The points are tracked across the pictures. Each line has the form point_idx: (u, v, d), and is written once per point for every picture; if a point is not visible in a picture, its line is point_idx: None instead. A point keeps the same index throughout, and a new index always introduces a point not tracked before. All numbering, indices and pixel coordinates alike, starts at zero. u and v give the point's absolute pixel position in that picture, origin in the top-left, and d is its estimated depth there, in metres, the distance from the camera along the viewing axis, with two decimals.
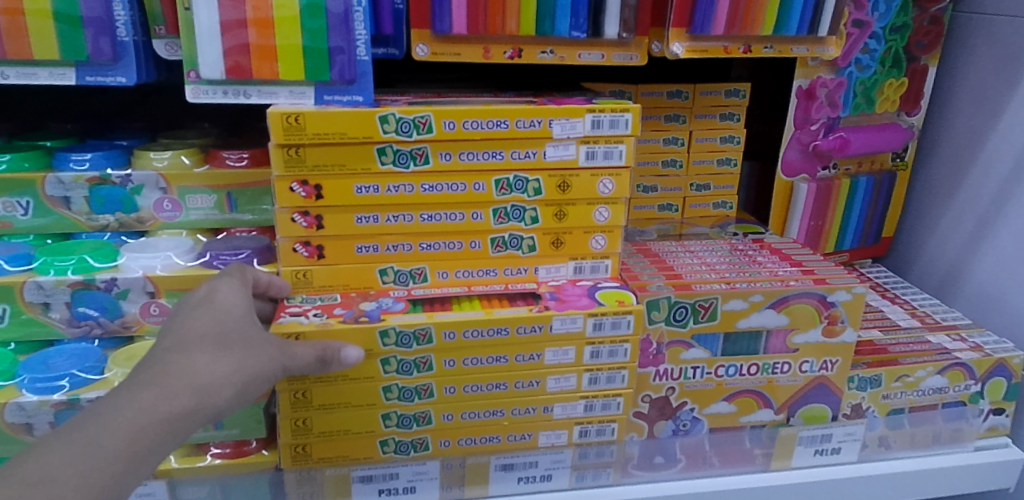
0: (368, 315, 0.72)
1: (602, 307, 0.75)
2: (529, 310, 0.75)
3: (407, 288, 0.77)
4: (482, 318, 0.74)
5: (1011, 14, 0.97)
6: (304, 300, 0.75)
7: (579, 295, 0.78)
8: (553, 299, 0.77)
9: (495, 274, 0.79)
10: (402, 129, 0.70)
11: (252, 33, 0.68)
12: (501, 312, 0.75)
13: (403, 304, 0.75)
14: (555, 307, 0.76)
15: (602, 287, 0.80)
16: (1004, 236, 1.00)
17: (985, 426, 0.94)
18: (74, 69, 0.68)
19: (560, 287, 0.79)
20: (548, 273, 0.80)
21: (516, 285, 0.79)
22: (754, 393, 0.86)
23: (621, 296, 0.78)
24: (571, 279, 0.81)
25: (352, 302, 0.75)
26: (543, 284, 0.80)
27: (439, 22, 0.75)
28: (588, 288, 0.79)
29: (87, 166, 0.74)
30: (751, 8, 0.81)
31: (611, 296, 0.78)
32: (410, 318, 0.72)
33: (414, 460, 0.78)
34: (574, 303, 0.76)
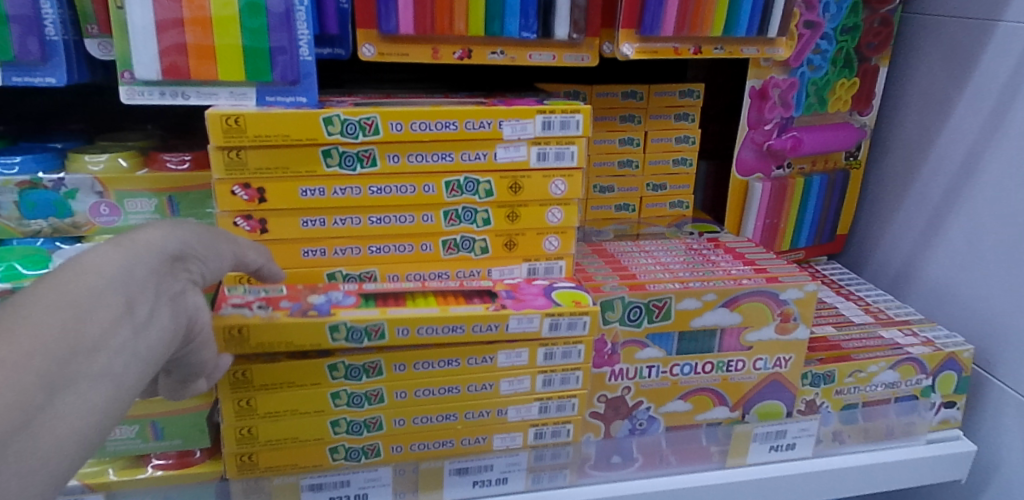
0: (316, 308, 0.70)
1: (558, 306, 0.74)
2: (485, 308, 0.73)
3: (358, 284, 0.75)
4: (436, 314, 0.71)
5: (957, 15, 0.99)
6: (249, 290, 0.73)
7: (535, 294, 0.77)
8: (509, 297, 0.76)
9: (450, 276, 0.77)
10: (348, 131, 0.69)
11: (190, 32, 0.67)
12: (455, 308, 0.73)
13: (354, 298, 0.73)
14: (511, 306, 0.74)
15: (558, 287, 0.79)
16: (953, 233, 1.02)
17: (936, 419, 0.96)
18: (1, 69, 0.66)
19: (515, 286, 0.78)
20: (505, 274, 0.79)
21: (471, 282, 0.77)
22: (710, 391, 0.87)
23: (574, 297, 0.77)
24: (527, 280, 0.80)
25: (300, 295, 0.73)
26: (499, 283, 0.78)
27: (386, 22, 0.74)
28: (545, 287, 0.78)
29: (16, 170, 0.71)
30: (699, 9, 0.81)
31: (566, 296, 0.76)
32: (361, 314, 0.70)
33: (365, 466, 0.77)
34: (529, 302, 0.75)
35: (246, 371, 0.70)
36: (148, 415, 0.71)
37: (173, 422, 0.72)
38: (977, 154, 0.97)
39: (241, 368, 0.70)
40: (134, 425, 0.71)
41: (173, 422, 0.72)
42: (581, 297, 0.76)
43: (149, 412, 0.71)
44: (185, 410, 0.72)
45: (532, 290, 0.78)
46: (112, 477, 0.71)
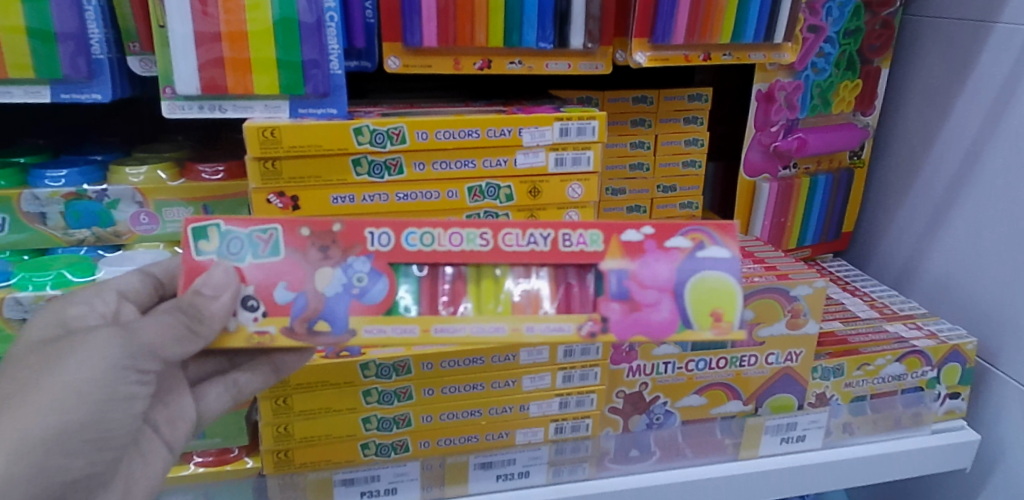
0: (326, 316, 0.55)
1: (689, 332, 0.56)
2: (577, 326, 0.56)
3: (396, 240, 0.56)
4: (501, 336, 0.55)
5: (956, 17, 1.02)
6: (226, 242, 0.55)
7: (658, 298, 0.56)
8: (618, 300, 0.56)
9: (546, 242, 0.56)
10: (377, 140, 0.72)
11: (225, 46, 0.70)
12: (532, 325, 0.55)
13: (387, 283, 0.56)
14: (615, 325, 0.56)
15: (699, 271, 0.56)
16: (955, 229, 1.05)
17: (941, 409, 0.99)
18: (49, 87, 0.72)
19: (635, 253, 0.56)
20: (623, 234, 0.57)
21: (568, 246, 0.56)
22: (724, 385, 0.90)
23: (717, 296, 0.56)
24: (657, 244, 0.56)
25: (303, 280, 0.55)
26: (609, 261, 0.56)
27: (410, 36, 0.78)
28: (689, 270, 0.56)
29: (64, 182, 0.75)
30: (709, 17, 0.84)
31: (704, 318, 0.56)
32: (381, 333, 0.55)
33: (395, 461, 0.80)
34: (637, 317, 0.56)
35: None
36: None
37: (214, 421, 0.76)
38: (977, 152, 1.00)
39: None
40: None
41: (214, 422, 0.76)
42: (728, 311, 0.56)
43: None
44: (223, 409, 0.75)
45: (655, 276, 0.56)
46: None
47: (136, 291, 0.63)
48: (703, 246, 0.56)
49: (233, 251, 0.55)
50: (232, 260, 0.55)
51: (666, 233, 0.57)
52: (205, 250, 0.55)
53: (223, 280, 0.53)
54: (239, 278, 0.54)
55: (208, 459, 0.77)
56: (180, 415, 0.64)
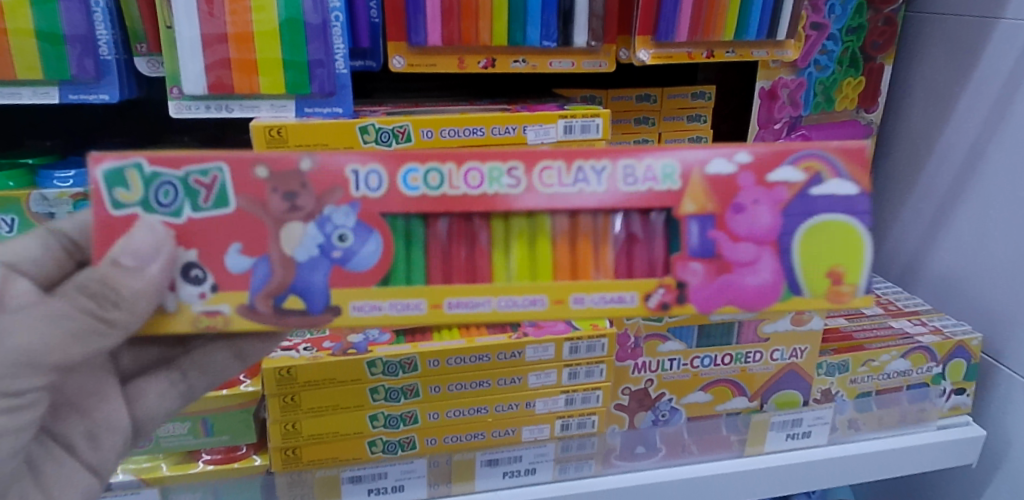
0: (298, 290, 0.49)
1: (798, 300, 0.51)
2: (643, 295, 0.51)
3: (390, 180, 0.49)
4: (539, 311, 0.50)
5: (960, 13, 1.02)
6: (153, 189, 0.48)
7: (757, 256, 0.51)
8: (701, 260, 0.51)
9: (602, 180, 0.50)
10: (382, 138, 0.72)
11: (231, 47, 0.71)
12: (581, 297, 0.51)
13: (376, 239, 0.49)
14: (693, 293, 0.51)
15: (815, 216, 0.51)
16: (960, 225, 1.05)
17: (947, 405, 0.99)
18: (58, 87, 0.72)
19: (728, 190, 0.50)
20: (710, 165, 0.50)
21: (630, 184, 0.50)
22: (729, 382, 0.90)
23: (848, 253, 0.51)
24: (757, 178, 0.51)
25: (263, 242, 0.49)
26: (689, 208, 0.50)
27: (415, 35, 0.79)
28: (801, 214, 0.51)
29: (70, 183, 0.75)
30: (712, 15, 0.85)
31: (823, 279, 0.51)
32: (374, 311, 0.49)
33: (402, 458, 0.80)
34: (722, 282, 0.51)
35: (290, 369, 0.74)
36: (198, 413, 0.76)
37: (221, 419, 0.77)
38: (981, 147, 1.00)
39: (286, 366, 0.74)
40: (186, 421, 0.76)
41: (221, 419, 0.77)
42: (849, 272, 0.52)
43: (199, 410, 0.76)
44: (229, 407, 0.76)
45: (754, 225, 0.51)
46: (166, 471, 0.76)
47: (36, 261, 0.57)
48: (820, 181, 0.51)
49: (164, 201, 0.48)
50: (163, 212, 0.48)
51: (772, 164, 0.50)
52: (127, 200, 0.47)
53: (151, 246, 0.47)
54: (172, 237, 0.48)
55: (215, 456, 0.78)
56: (105, 425, 0.63)
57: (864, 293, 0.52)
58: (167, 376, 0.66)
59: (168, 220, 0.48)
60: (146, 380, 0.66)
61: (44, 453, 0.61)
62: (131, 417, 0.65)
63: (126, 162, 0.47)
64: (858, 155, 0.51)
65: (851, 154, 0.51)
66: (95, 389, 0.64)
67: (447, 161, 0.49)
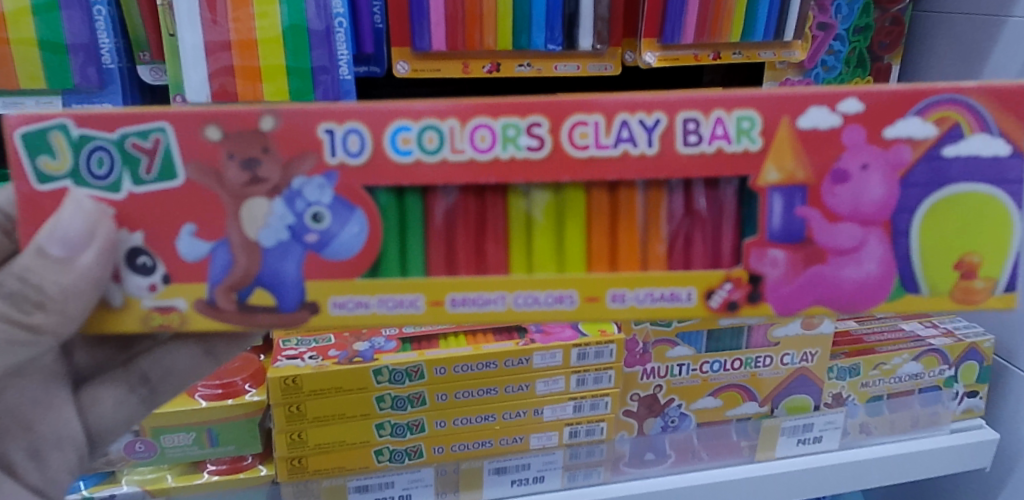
0: (267, 282, 0.45)
1: (912, 298, 0.47)
2: (703, 293, 0.46)
3: (375, 143, 0.43)
4: (567, 310, 0.46)
5: (966, 12, 1.01)
6: (83, 156, 0.43)
7: (862, 239, 0.46)
8: (785, 246, 0.46)
9: (654, 141, 0.44)
10: None
11: (234, 54, 0.70)
12: (619, 294, 0.46)
13: (355, 217, 0.45)
14: (771, 289, 0.46)
15: (949, 187, 0.46)
16: None
17: (960, 408, 0.98)
18: (61, 96, 0.72)
19: (831, 149, 0.45)
20: (805, 116, 0.44)
21: (687, 147, 0.44)
22: (739, 387, 0.89)
23: (984, 240, 0.47)
24: (870, 135, 0.45)
25: (221, 224, 0.44)
26: (772, 178, 0.45)
27: (419, 41, 0.78)
28: (928, 183, 0.45)
29: None
30: (717, 17, 0.84)
31: (949, 272, 0.47)
32: (358, 308, 0.46)
33: (409, 467, 0.80)
34: (808, 276, 0.46)
35: (296, 378, 0.73)
36: (203, 423, 0.76)
37: (226, 429, 0.76)
38: None
39: (291, 375, 0.73)
40: (191, 432, 0.76)
41: (226, 429, 0.76)
42: (984, 263, 0.47)
43: (204, 420, 0.76)
44: (233, 417, 0.76)
45: (861, 198, 0.45)
46: (173, 482, 0.76)
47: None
48: (957, 136, 0.45)
49: (98, 171, 0.43)
50: (98, 185, 0.43)
51: (889, 117, 0.44)
52: (53, 170, 0.43)
53: (83, 230, 0.42)
54: (110, 215, 0.43)
55: (220, 466, 0.78)
56: (59, 436, 0.59)
57: (1002, 290, 0.47)
58: (126, 381, 0.63)
59: (103, 195, 0.43)
60: (103, 384, 0.62)
61: None
62: (82, 425, 0.61)
63: (49, 124, 0.42)
64: (1008, 106, 0.44)
65: (997, 100, 0.44)
66: (42, 399, 0.58)
67: (448, 117, 0.43)
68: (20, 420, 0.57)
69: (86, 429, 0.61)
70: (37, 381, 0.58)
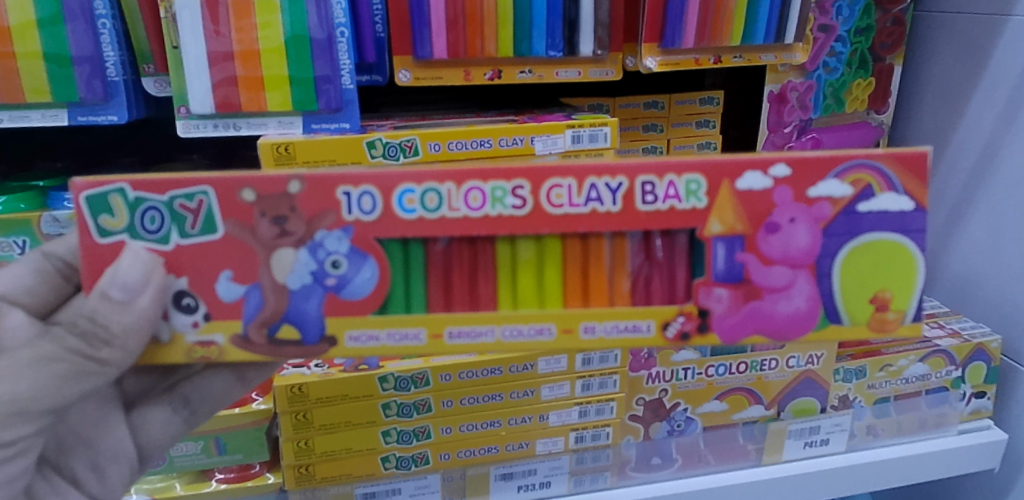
0: (293, 320, 0.49)
1: (836, 328, 0.51)
2: (661, 325, 0.51)
3: (385, 203, 0.48)
4: (546, 341, 0.50)
5: (968, 11, 1.01)
6: (138, 215, 0.47)
7: (792, 279, 0.50)
8: (727, 286, 0.50)
9: (618, 199, 0.48)
10: (389, 153, 0.73)
11: (237, 65, 0.71)
12: (592, 326, 0.50)
13: (368, 264, 0.49)
14: (717, 321, 0.50)
15: (865, 235, 0.50)
16: (976, 224, 1.03)
17: (967, 409, 0.98)
18: (66, 109, 0.73)
19: (762, 207, 0.49)
20: (741, 179, 0.48)
21: (646, 204, 0.48)
22: (745, 390, 0.88)
23: (895, 276, 0.50)
24: (796, 193, 0.49)
25: (254, 270, 0.49)
26: (715, 229, 0.49)
27: (420, 49, 0.79)
28: (846, 233, 0.49)
29: None
30: (718, 20, 0.84)
31: (865, 306, 0.51)
32: (370, 341, 0.50)
33: (416, 474, 0.80)
34: (749, 312, 0.50)
35: (302, 387, 0.73)
36: (210, 432, 0.76)
37: (233, 437, 0.77)
38: (995, 145, 0.99)
39: (298, 383, 0.73)
40: (199, 441, 0.76)
41: (234, 438, 0.77)
42: (896, 298, 0.51)
43: (211, 429, 0.76)
44: (241, 426, 0.76)
45: (790, 245, 0.49)
46: (181, 492, 0.76)
47: (32, 290, 0.57)
48: (870, 195, 0.49)
49: (150, 227, 0.47)
50: (150, 238, 0.48)
51: (814, 177, 0.49)
52: (113, 226, 0.47)
53: (140, 280, 0.46)
54: (161, 263, 0.48)
55: (228, 473, 0.78)
56: (112, 455, 0.63)
57: (911, 321, 0.51)
58: (169, 402, 0.65)
59: (155, 246, 0.48)
60: (150, 406, 0.64)
61: (50, 489, 0.60)
62: (134, 444, 0.64)
63: (109, 188, 0.47)
64: (916, 169, 0.49)
65: (907, 164, 0.49)
66: (99, 419, 0.62)
67: (445, 180, 0.47)
68: (81, 438, 0.62)
69: (138, 447, 0.64)
70: (96, 405, 0.62)
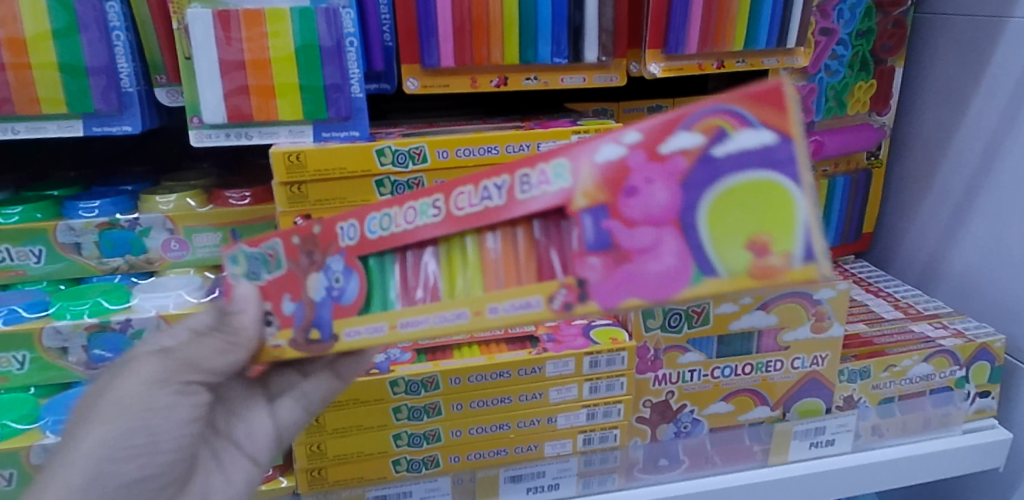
0: (317, 324, 0.50)
1: (713, 283, 0.42)
2: (545, 299, 0.45)
3: (362, 229, 0.49)
4: (463, 325, 0.46)
5: (968, 13, 1.02)
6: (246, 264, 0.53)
7: (657, 240, 0.43)
8: (598, 254, 0.44)
9: (501, 194, 0.45)
10: (399, 160, 0.73)
11: (249, 74, 0.72)
12: (495, 306, 0.46)
13: (353, 277, 0.49)
14: (595, 290, 0.44)
15: (723, 182, 0.42)
16: (978, 223, 1.04)
17: (972, 408, 0.98)
18: (81, 120, 0.74)
19: (617, 173, 0.43)
20: (598, 151, 0.43)
21: (525, 191, 0.45)
22: (751, 392, 0.89)
23: (770, 215, 0.42)
24: (649, 154, 0.43)
25: (298, 286, 0.51)
26: (578, 200, 0.44)
27: (428, 58, 0.80)
28: (705, 183, 0.42)
29: (96, 213, 0.77)
30: (721, 25, 0.85)
31: (740, 254, 0.42)
32: (359, 336, 0.49)
33: (426, 477, 0.81)
34: (626, 280, 0.43)
35: None
36: None
37: None
38: (996, 146, 1.00)
39: None
40: None
41: None
42: (778, 239, 0.42)
43: None
44: None
45: (650, 206, 0.43)
46: None
47: None
48: (724, 137, 0.42)
49: (252, 272, 0.52)
50: (253, 280, 0.52)
51: (662, 133, 0.43)
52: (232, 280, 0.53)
53: (241, 297, 0.51)
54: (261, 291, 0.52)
55: None
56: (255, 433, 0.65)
57: (802, 261, 0.41)
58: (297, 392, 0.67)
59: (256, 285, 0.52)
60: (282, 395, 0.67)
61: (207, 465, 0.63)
62: (273, 430, 0.66)
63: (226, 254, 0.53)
64: (769, 100, 0.41)
65: (762, 100, 0.41)
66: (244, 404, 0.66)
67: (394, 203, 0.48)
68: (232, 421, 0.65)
69: (276, 439, 0.67)
70: (246, 389, 0.67)
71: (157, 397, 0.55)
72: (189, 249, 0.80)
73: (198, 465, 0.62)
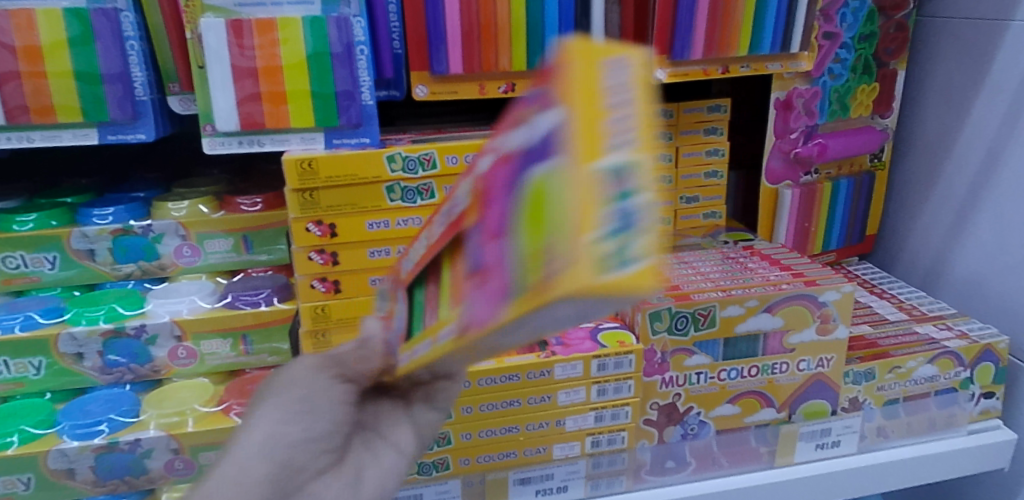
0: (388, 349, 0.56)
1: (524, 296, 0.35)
2: (454, 323, 0.42)
3: (409, 260, 0.54)
4: (424, 355, 0.46)
5: (970, 16, 1.03)
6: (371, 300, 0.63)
7: (497, 254, 0.38)
8: (476, 274, 0.40)
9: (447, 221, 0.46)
10: (409, 167, 0.74)
11: (261, 81, 0.73)
12: (438, 331, 0.45)
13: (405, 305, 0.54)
14: (472, 310, 0.40)
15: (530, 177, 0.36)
16: (982, 225, 1.04)
17: (976, 409, 0.99)
18: (96, 128, 0.75)
19: (484, 187, 0.40)
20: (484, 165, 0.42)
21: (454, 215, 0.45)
22: (757, 394, 0.90)
23: (545, 209, 0.34)
24: (500, 161, 0.39)
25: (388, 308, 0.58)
26: (467, 221, 0.42)
27: (437, 65, 0.81)
28: (518, 186, 0.37)
29: (110, 220, 0.79)
30: (726, 31, 0.86)
31: (536, 257, 0.35)
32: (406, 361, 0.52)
33: (437, 479, 0.82)
34: (488, 292, 0.38)
35: None
36: None
37: None
38: (999, 148, 1.01)
39: None
40: None
41: None
42: (557, 237, 0.33)
43: None
44: None
45: (492, 215, 0.39)
46: None
47: None
48: (535, 136, 0.36)
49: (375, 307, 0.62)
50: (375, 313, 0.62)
51: (507, 139, 0.39)
52: None
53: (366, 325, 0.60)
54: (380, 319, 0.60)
55: None
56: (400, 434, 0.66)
57: (598, 260, 0.32)
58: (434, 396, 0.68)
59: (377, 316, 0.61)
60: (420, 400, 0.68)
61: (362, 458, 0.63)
62: (415, 431, 0.67)
63: None
64: (552, 87, 0.35)
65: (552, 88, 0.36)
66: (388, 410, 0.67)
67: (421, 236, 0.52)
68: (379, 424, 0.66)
69: (418, 442, 0.66)
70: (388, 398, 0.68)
71: (317, 381, 0.60)
72: (200, 256, 0.82)
73: (351, 455, 0.62)
